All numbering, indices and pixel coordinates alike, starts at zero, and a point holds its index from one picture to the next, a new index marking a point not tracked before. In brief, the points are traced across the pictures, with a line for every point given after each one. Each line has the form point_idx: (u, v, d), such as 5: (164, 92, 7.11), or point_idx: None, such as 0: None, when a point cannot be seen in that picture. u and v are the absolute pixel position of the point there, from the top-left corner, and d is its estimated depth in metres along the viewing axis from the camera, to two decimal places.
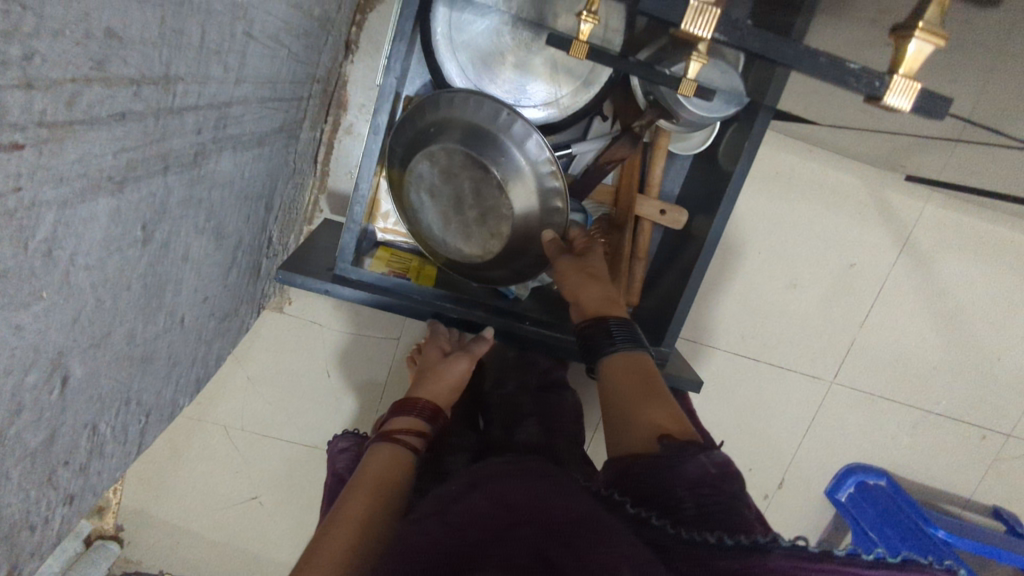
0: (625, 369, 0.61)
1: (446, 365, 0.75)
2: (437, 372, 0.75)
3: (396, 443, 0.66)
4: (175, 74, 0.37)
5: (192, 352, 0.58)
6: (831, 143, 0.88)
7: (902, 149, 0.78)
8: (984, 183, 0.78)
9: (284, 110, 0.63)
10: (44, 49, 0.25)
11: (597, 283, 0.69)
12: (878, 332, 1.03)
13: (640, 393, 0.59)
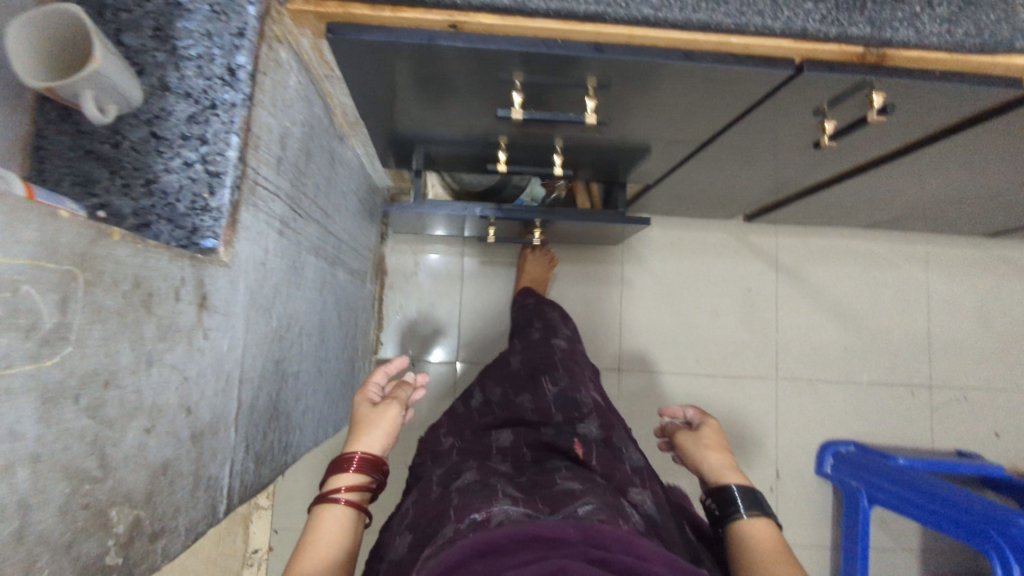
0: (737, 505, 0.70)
1: (379, 412, 0.76)
2: (373, 417, 0.74)
3: (339, 504, 0.66)
4: (328, 213, 0.85)
5: (333, 395, 0.97)
6: (693, 215, 1.37)
7: (730, 202, 1.27)
8: (787, 200, 1.26)
9: (360, 261, 1.11)
10: (307, 186, 0.73)
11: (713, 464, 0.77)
12: (791, 332, 1.42)
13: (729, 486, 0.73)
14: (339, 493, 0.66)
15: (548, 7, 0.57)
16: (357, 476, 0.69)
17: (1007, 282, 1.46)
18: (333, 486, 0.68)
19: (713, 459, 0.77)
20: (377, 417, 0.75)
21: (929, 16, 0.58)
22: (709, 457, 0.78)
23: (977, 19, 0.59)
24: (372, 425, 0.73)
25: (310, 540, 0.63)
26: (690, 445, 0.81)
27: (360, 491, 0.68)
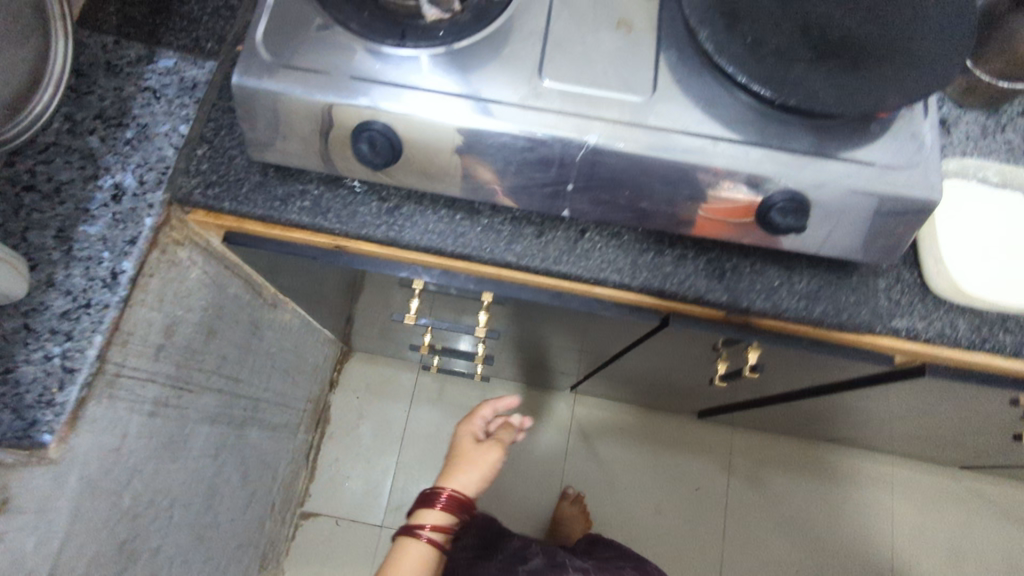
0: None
1: (481, 452, 0.84)
2: (472, 456, 0.84)
3: (421, 538, 0.79)
4: (240, 379, 0.88)
5: (217, 559, 0.94)
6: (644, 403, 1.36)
7: (676, 399, 1.26)
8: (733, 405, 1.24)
9: (288, 414, 1.13)
10: (205, 363, 0.76)
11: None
12: (739, 543, 1.34)
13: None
14: (424, 532, 0.79)
15: (420, 243, 0.60)
16: (436, 514, 0.80)
17: (980, 521, 1.37)
18: (417, 523, 0.80)
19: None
20: (451, 460, 0.85)
21: (786, 290, 0.61)
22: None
23: (834, 299, 0.62)
24: (454, 466, 0.84)
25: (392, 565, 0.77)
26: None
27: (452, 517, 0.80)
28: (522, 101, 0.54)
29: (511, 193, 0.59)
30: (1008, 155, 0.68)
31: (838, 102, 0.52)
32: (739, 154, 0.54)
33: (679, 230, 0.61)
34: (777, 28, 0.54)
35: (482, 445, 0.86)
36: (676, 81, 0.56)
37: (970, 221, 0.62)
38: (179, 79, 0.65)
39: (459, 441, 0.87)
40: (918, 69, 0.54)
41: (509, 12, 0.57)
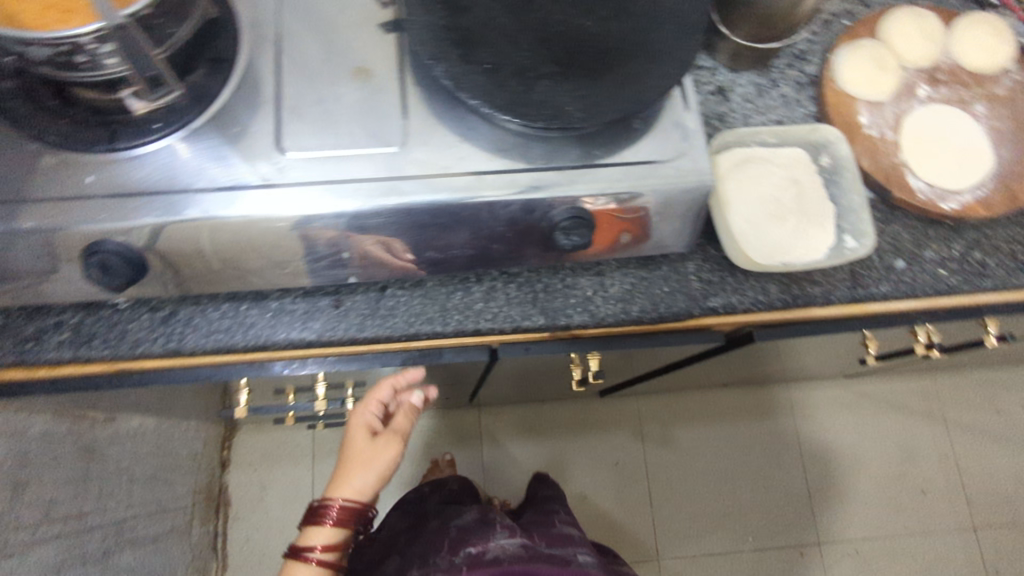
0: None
1: (374, 451, 0.63)
2: (364, 460, 0.62)
3: (309, 563, 0.62)
4: (86, 511, 0.80)
5: None
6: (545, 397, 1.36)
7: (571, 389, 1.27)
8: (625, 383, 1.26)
9: (169, 517, 1.06)
10: (24, 518, 0.68)
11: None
12: (667, 504, 1.38)
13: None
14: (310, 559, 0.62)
15: (207, 347, 0.55)
16: (327, 533, 0.63)
17: (873, 420, 1.47)
18: (306, 542, 0.63)
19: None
20: (339, 466, 0.64)
21: (601, 298, 0.61)
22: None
23: (649, 294, 0.61)
24: (341, 475, 0.63)
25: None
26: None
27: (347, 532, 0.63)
28: (262, 182, 0.49)
29: (290, 272, 0.54)
30: (779, 121, 0.69)
31: (586, 116, 0.51)
32: (507, 185, 0.52)
33: (477, 266, 0.59)
34: (515, 47, 0.52)
35: (384, 439, 0.64)
36: (428, 120, 0.53)
37: (757, 188, 0.64)
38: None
39: (357, 427, 0.64)
40: (662, 65, 0.53)
41: (232, 84, 0.51)
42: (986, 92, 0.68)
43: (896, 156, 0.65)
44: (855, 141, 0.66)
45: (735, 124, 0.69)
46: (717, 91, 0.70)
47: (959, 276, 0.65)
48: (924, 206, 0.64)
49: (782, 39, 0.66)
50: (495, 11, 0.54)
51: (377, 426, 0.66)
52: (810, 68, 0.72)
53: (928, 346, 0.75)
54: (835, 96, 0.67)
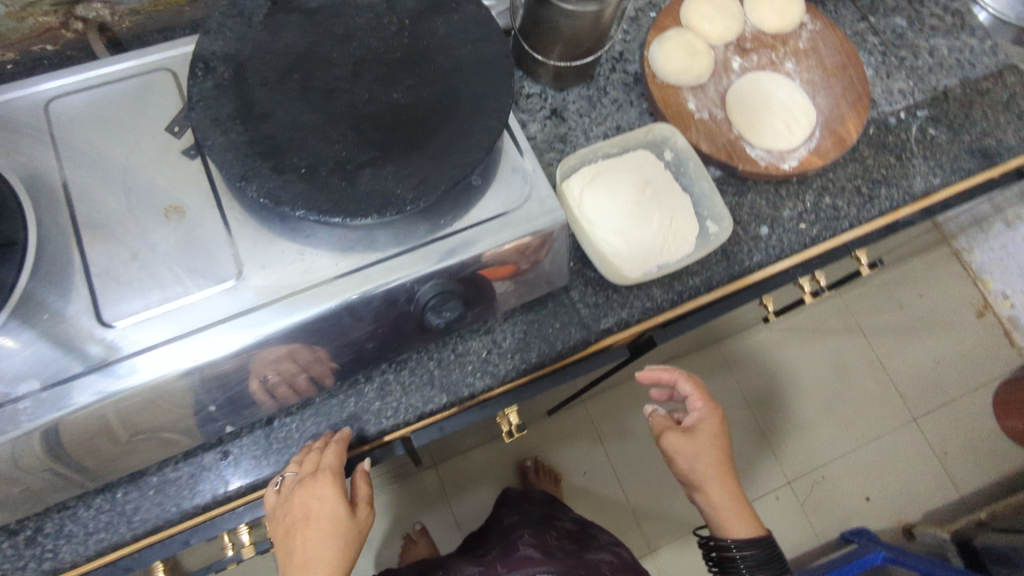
0: (672, 434, 0.77)
1: (352, 525, 0.53)
2: (349, 537, 0.52)
3: None
4: None
5: None
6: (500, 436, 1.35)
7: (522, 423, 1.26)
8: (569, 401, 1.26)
9: None
10: None
11: (690, 422, 0.78)
12: (643, 497, 1.38)
13: (698, 472, 0.78)
14: None
15: (89, 552, 0.52)
16: None
17: (801, 349, 1.52)
18: None
19: (668, 437, 0.77)
20: (316, 551, 0.51)
21: (497, 355, 0.59)
22: (686, 459, 0.77)
23: (543, 336, 0.61)
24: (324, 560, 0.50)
25: None
26: (671, 436, 0.77)
27: None
28: (88, 366, 0.44)
29: (154, 445, 0.51)
30: (617, 127, 0.70)
31: (418, 192, 0.48)
32: (361, 282, 0.49)
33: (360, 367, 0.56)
34: (328, 143, 0.50)
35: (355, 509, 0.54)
36: (261, 239, 0.49)
37: (615, 199, 0.64)
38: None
39: (325, 496, 0.51)
40: (482, 117, 0.52)
41: (27, 269, 0.46)
42: (790, 49, 0.73)
43: (731, 132, 0.67)
44: (690, 127, 0.67)
45: (578, 142, 0.69)
46: (552, 114, 0.70)
47: (818, 226, 0.69)
48: (768, 171, 0.66)
49: (594, 52, 0.66)
50: (298, 110, 0.51)
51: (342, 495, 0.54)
52: (632, 67, 0.74)
53: (816, 292, 0.79)
54: (661, 92, 0.68)
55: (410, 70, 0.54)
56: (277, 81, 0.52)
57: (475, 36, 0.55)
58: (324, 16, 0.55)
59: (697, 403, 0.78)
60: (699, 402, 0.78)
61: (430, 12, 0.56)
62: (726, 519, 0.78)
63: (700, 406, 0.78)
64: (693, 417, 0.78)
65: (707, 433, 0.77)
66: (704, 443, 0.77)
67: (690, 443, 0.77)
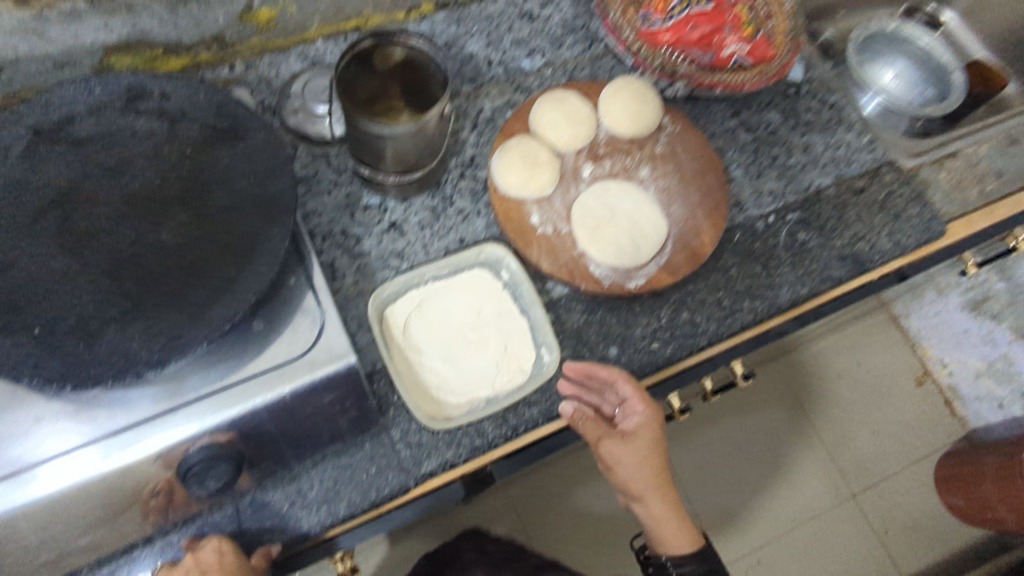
0: (610, 442, 0.59)
1: None
2: None
3: None
4: None
5: None
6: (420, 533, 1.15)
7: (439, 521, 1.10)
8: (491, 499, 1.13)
9: None
10: None
11: (627, 426, 0.59)
12: None
13: (639, 485, 0.59)
14: None
15: None
16: None
17: (752, 414, 1.44)
18: None
19: (601, 446, 0.59)
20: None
21: (300, 508, 0.54)
22: (624, 471, 0.59)
23: (355, 484, 0.55)
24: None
25: None
26: (607, 443, 0.59)
27: None
28: None
29: None
30: (461, 240, 0.67)
31: (160, 356, 0.45)
32: (99, 452, 0.45)
33: (135, 535, 0.51)
34: (74, 293, 0.46)
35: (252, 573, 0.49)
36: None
37: (443, 324, 0.60)
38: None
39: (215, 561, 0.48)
40: (253, 261, 0.49)
41: None
42: (646, 154, 0.69)
43: (574, 249, 0.63)
44: (531, 243, 0.63)
45: (416, 258, 0.65)
46: (391, 228, 0.66)
47: (673, 346, 0.64)
48: (612, 290, 0.62)
49: (423, 167, 0.66)
50: (47, 257, 0.47)
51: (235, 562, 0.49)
52: (483, 172, 0.70)
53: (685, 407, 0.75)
54: (502, 205, 0.65)
55: (183, 207, 0.50)
56: (24, 223, 0.48)
57: (259, 168, 0.52)
58: (91, 147, 0.51)
59: (636, 404, 0.58)
60: (639, 403, 0.58)
61: (215, 141, 0.53)
62: (671, 539, 0.60)
63: (640, 409, 0.58)
64: (631, 419, 0.59)
65: (648, 444, 0.59)
66: (645, 451, 0.59)
67: (628, 454, 0.59)
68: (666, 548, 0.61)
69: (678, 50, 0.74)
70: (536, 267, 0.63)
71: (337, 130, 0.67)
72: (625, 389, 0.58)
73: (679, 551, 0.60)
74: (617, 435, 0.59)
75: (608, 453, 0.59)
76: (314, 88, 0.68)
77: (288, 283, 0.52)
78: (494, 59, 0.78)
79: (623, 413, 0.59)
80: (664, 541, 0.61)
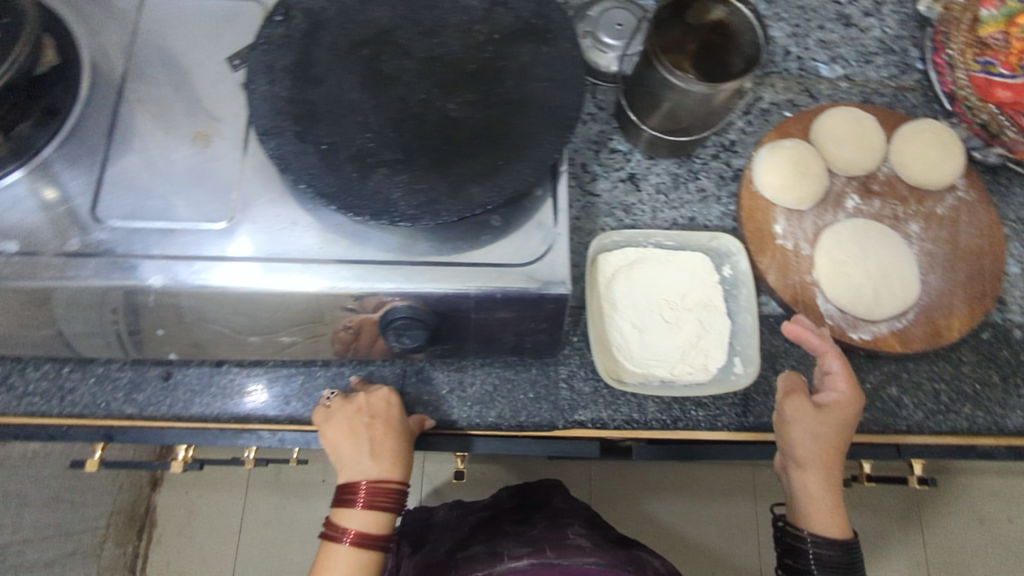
0: (796, 399, 0.55)
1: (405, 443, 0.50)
2: (399, 452, 0.49)
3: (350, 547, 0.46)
4: None
5: None
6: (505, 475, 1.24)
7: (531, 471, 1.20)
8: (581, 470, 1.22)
9: (74, 539, 1.03)
10: None
11: (823, 396, 0.54)
12: None
13: (807, 455, 0.54)
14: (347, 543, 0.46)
15: (16, 411, 0.53)
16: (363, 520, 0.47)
17: None
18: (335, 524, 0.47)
19: (785, 399, 0.55)
20: (389, 449, 0.48)
21: (456, 398, 0.57)
22: (800, 434, 0.54)
23: (511, 400, 0.57)
24: (395, 459, 0.48)
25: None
26: (793, 399, 0.55)
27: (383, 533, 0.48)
28: (66, 252, 0.46)
29: (95, 344, 0.51)
30: (691, 219, 0.64)
31: (418, 212, 0.46)
32: (334, 275, 0.48)
33: (319, 355, 0.55)
34: (361, 129, 0.48)
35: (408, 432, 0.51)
36: (265, 196, 0.49)
37: (647, 292, 0.58)
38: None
39: (378, 411, 0.50)
40: (520, 161, 0.49)
41: (58, 141, 0.50)
42: (923, 210, 0.62)
43: (808, 274, 0.60)
44: (765, 251, 0.60)
45: (642, 217, 0.64)
46: (628, 179, 0.65)
47: (866, 414, 0.59)
48: (831, 333, 0.58)
49: (691, 133, 0.61)
50: (349, 86, 0.50)
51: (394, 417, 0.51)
52: (738, 161, 0.67)
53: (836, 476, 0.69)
54: (749, 201, 0.62)
55: (474, 85, 0.51)
56: (341, 50, 0.51)
57: (556, 75, 0.51)
58: (417, 1, 0.53)
59: (841, 381, 0.54)
60: (845, 381, 0.54)
61: (521, 35, 0.52)
62: (820, 523, 0.55)
63: (845, 385, 0.53)
64: (829, 393, 0.54)
65: (837, 423, 0.53)
66: (831, 426, 0.54)
67: (811, 421, 0.54)
68: (808, 527, 0.55)
69: (1009, 113, 0.64)
70: (759, 276, 0.60)
71: (614, 69, 0.67)
72: (833, 363, 0.54)
73: (824, 536, 0.54)
74: (809, 400, 0.54)
75: (790, 410, 0.54)
76: (609, 20, 0.67)
77: (536, 194, 0.52)
78: (792, 52, 0.72)
79: (824, 385, 0.55)
80: (811, 521, 0.55)
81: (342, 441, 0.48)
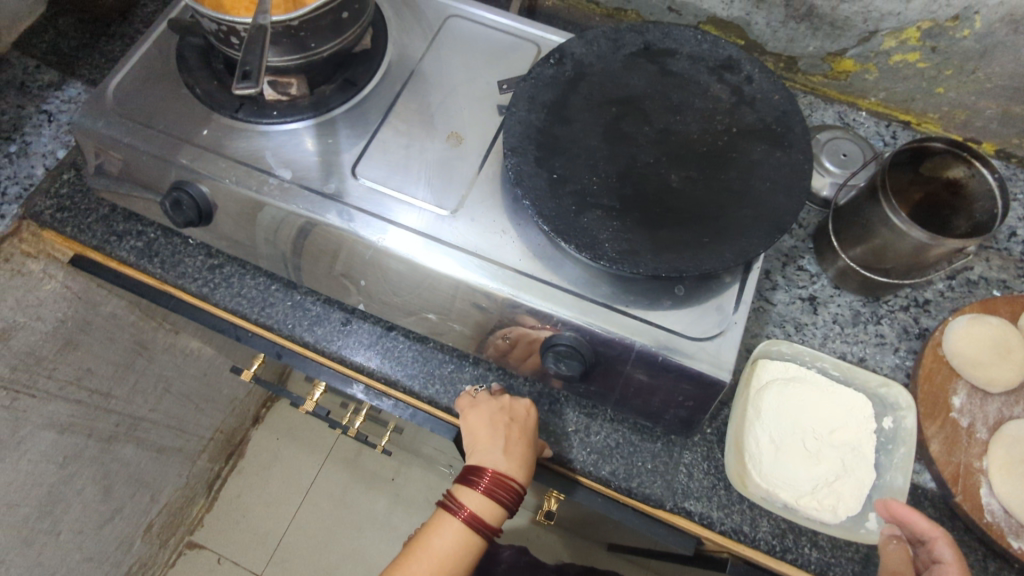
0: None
1: (528, 451, 0.55)
2: (522, 458, 0.54)
3: (462, 523, 0.53)
4: (113, 393, 0.91)
5: (63, 564, 0.93)
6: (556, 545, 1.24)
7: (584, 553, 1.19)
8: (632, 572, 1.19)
9: (184, 439, 1.15)
10: (56, 370, 0.78)
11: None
12: None
13: None
14: (460, 517, 0.53)
15: (226, 304, 0.63)
16: (479, 503, 0.54)
17: None
18: (456, 498, 0.54)
19: None
20: (518, 451, 0.54)
21: (578, 440, 0.58)
22: None
23: (628, 462, 0.57)
24: (520, 461, 0.54)
25: (427, 539, 0.54)
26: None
27: (491, 521, 0.54)
28: (323, 192, 0.55)
29: (305, 270, 0.60)
30: (863, 359, 0.63)
31: (619, 257, 0.50)
32: (523, 286, 0.52)
33: (474, 351, 0.60)
34: (590, 172, 0.53)
35: (534, 444, 0.55)
36: (487, 202, 0.56)
37: (799, 412, 0.57)
38: (73, 107, 0.70)
39: (516, 414, 0.55)
40: (723, 244, 0.51)
41: (347, 106, 0.60)
42: None
43: (978, 459, 0.55)
44: (935, 418, 0.57)
45: (811, 340, 0.63)
46: (808, 299, 0.65)
47: None
48: (987, 530, 0.53)
49: (890, 276, 0.60)
50: (592, 134, 0.55)
51: (526, 425, 0.55)
52: (928, 321, 0.64)
53: None
54: (931, 364, 0.59)
55: (701, 165, 0.54)
56: (595, 102, 0.57)
57: (782, 179, 0.53)
58: (673, 81, 0.58)
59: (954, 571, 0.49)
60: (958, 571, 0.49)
61: (758, 136, 0.56)
62: None
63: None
64: None
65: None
66: None
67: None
68: None
69: None
70: (921, 442, 0.57)
71: (827, 193, 0.68)
72: (944, 550, 0.50)
73: None
74: None
75: None
76: (835, 148, 0.69)
77: (724, 279, 0.54)
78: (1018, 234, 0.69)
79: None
80: None
81: (480, 430, 0.54)
